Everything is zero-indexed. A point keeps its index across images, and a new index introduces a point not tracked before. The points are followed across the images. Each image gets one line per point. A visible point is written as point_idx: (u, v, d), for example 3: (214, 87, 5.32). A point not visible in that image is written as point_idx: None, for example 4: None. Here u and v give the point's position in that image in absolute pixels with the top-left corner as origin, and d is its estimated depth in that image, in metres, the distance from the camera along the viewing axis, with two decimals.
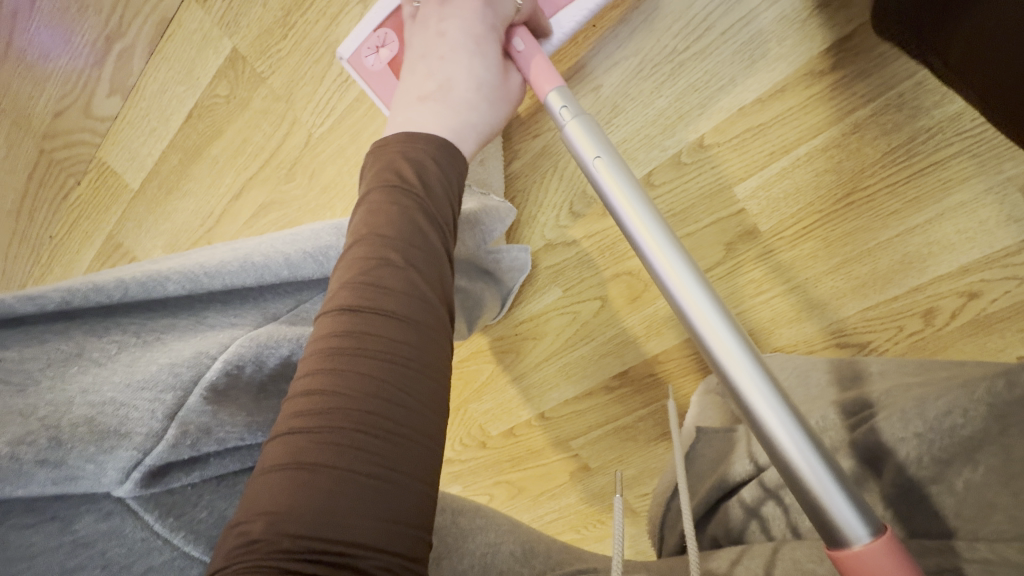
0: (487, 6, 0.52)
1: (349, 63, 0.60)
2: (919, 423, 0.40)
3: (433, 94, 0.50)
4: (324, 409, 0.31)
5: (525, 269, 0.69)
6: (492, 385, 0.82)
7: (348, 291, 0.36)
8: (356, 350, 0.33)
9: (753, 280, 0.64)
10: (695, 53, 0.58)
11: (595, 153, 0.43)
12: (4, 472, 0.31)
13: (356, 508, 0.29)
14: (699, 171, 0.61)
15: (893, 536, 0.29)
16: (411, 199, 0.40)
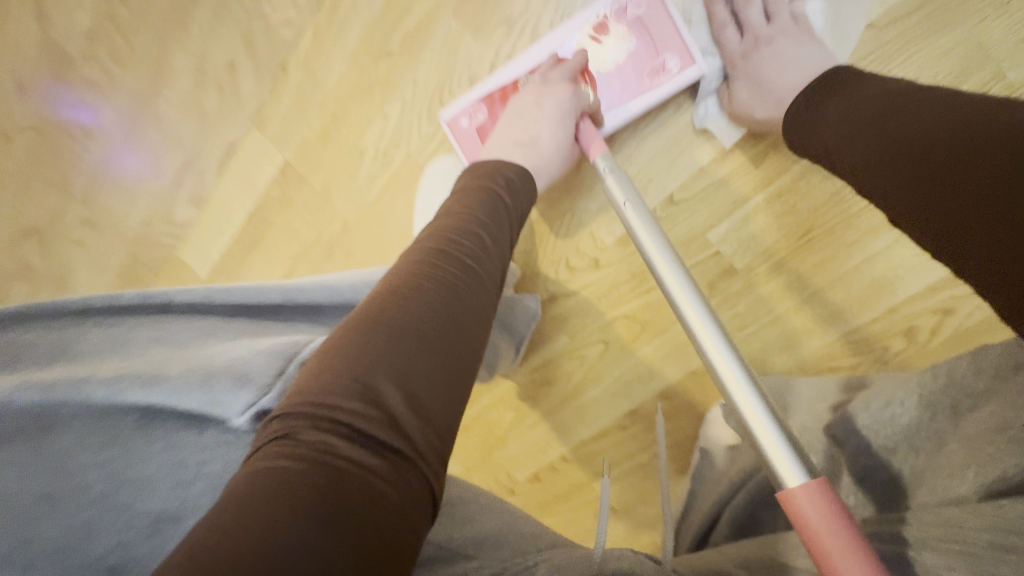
0: (574, 92, 0.61)
1: (447, 123, 0.71)
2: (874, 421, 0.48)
3: (522, 147, 0.60)
4: (403, 305, 0.38)
5: (537, 317, 0.77)
6: (514, 432, 0.88)
7: (433, 239, 0.45)
8: (435, 274, 0.41)
9: (738, 314, 0.71)
10: (656, 128, 0.67)
11: (623, 199, 0.51)
12: (175, 384, 0.39)
13: (409, 390, 0.33)
14: (672, 224, 0.69)
15: (824, 487, 0.32)
16: (491, 204, 0.50)
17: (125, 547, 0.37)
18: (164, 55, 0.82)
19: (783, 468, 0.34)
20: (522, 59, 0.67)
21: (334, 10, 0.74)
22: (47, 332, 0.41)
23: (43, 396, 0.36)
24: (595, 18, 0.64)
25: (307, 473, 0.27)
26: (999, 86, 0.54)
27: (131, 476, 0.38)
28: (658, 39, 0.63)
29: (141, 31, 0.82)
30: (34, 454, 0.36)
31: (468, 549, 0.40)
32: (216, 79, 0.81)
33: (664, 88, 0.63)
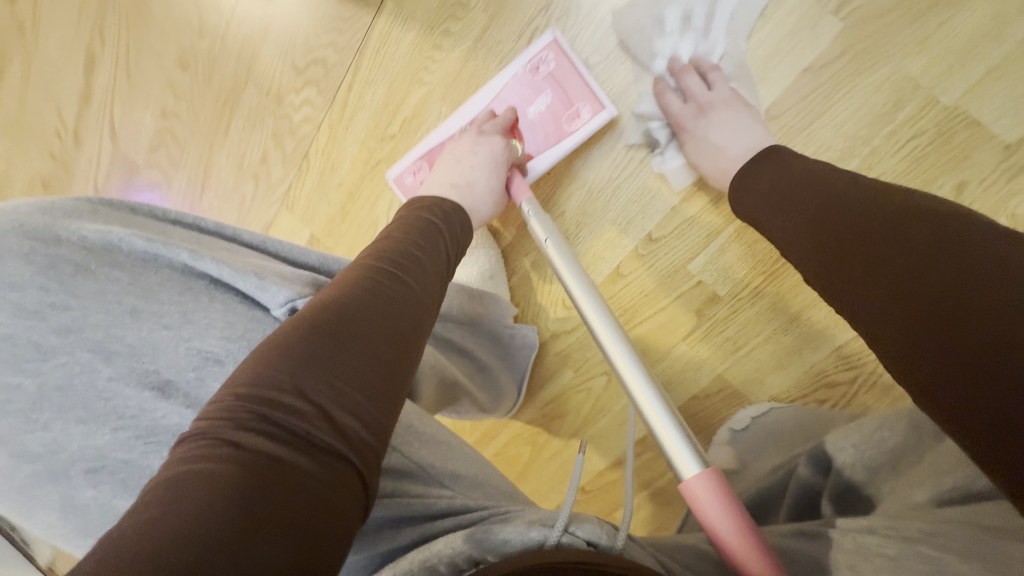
0: (506, 145, 0.71)
1: (393, 181, 0.83)
2: (856, 437, 0.47)
3: (460, 186, 0.68)
4: (334, 316, 0.40)
5: (534, 346, 0.83)
6: (533, 465, 0.92)
7: (372, 261, 0.48)
8: (372, 290, 0.44)
9: (728, 338, 0.74)
10: (626, 177, 0.75)
11: (546, 237, 0.60)
12: (245, 270, 0.46)
13: (333, 395, 0.36)
14: (655, 259, 0.75)
15: (715, 472, 0.38)
16: (430, 235, 0.56)
17: (177, 371, 0.43)
18: (209, 155, 0.97)
19: (676, 454, 0.40)
20: (457, 116, 0.79)
21: (345, 105, 0.87)
22: (143, 220, 0.51)
23: (144, 245, 0.44)
24: (517, 79, 0.75)
25: (233, 471, 0.31)
26: (936, 109, 0.62)
27: (194, 319, 0.44)
28: (571, 91, 0.74)
29: (190, 138, 0.98)
30: (133, 279, 0.44)
31: (442, 479, 0.49)
32: (253, 171, 0.96)
33: (580, 132, 0.73)
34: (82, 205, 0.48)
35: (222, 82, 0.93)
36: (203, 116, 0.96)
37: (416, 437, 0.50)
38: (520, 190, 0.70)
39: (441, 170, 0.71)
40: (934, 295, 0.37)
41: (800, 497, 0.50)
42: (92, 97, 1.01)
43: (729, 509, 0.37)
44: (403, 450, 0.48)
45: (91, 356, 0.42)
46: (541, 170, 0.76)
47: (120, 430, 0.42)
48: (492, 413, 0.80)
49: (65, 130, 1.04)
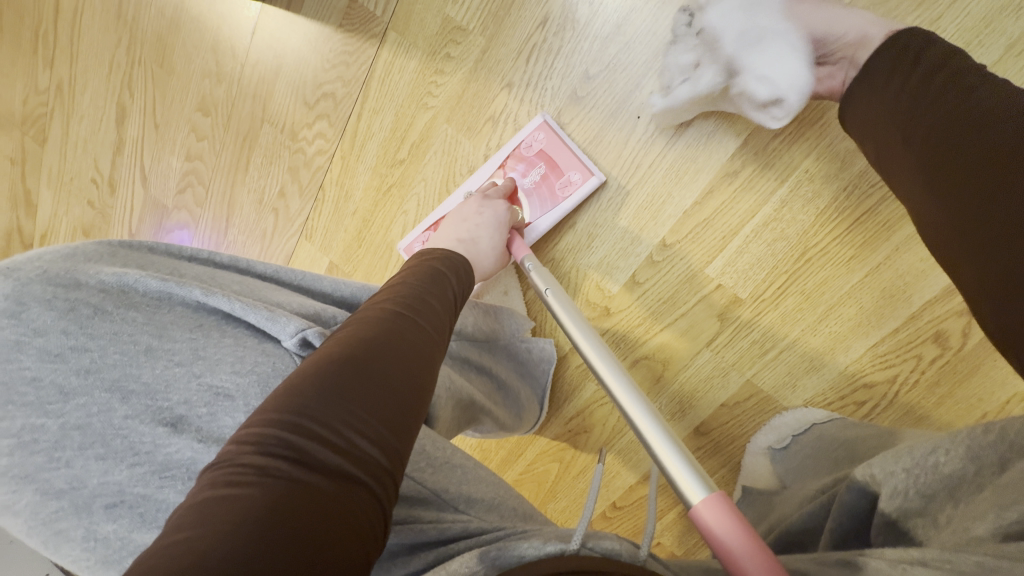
0: (507, 208, 0.73)
1: (404, 251, 0.86)
2: (907, 461, 0.42)
3: (464, 248, 0.69)
4: (357, 347, 0.41)
5: (552, 358, 0.82)
6: (562, 483, 0.90)
7: (391, 298, 0.50)
8: (391, 325, 0.45)
9: (754, 342, 0.71)
10: (635, 183, 0.74)
11: (546, 289, 0.65)
12: (255, 304, 0.47)
13: (355, 425, 0.36)
14: (671, 264, 0.74)
15: (721, 496, 0.38)
16: (443, 276, 0.58)
17: (188, 405, 0.42)
18: (232, 193, 1.02)
19: (684, 485, 0.41)
20: (461, 187, 0.82)
21: (355, 136, 0.90)
22: (159, 259, 0.53)
23: (160, 284, 0.46)
24: (516, 148, 0.78)
25: (260, 495, 0.30)
26: None
27: (207, 354, 0.44)
28: (563, 162, 0.76)
29: (214, 178, 1.03)
30: (148, 319, 0.44)
31: (456, 504, 0.48)
32: (273, 205, 0.99)
33: (574, 198, 0.75)
34: (106, 251, 0.50)
35: (240, 123, 0.97)
36: (225, 156, 1.00)
37: (427, 461, 0.50)
38: (521, 248, 0.72)
39: (445, 232, 0.73)
40: (985, 196, 0.39)
41: (845, 526, 0.44)
42: (124, 146, 1.08)
43: (736, 525, 0.36)
44: (414, 477, 0.48)
45: (110, 395, 0.41)
46: (541, 232, 0.77)
47: (136, 465, 0.41)
48: (514, 430, 0.79)
49: (101, 179, 1.11)
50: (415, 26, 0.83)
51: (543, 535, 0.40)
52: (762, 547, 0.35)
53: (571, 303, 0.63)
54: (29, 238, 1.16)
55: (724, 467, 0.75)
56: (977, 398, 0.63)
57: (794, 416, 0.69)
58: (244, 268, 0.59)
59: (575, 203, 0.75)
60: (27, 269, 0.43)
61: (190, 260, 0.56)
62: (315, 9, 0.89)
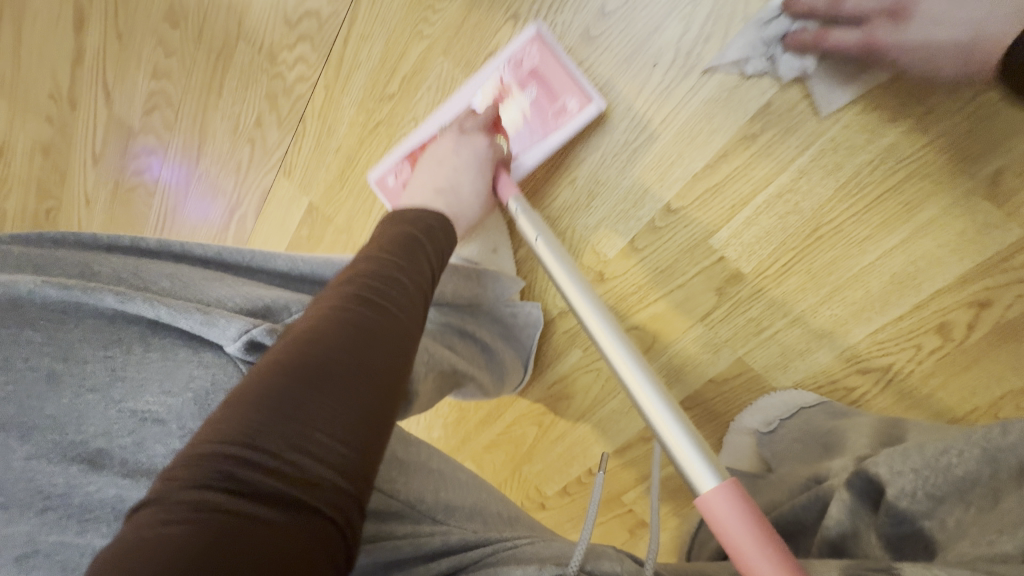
0: (490, 144, 0.66)
1: (377, 183, 0.78)
2: (917, 460, 0.40)
3: (445, 192, 0.63)
4: (307, 349, 0.36)
5: (539, 324, 0.80)
6: (539, 447, 0.89)
7: (353, 280, 0.44)
8: (350, 316, 0.40)
9: (752, 319, 0.68)
10: (643, 140, 0.68)
11: (536, 234, 0.58)
12: (180, 308, 0.43)
13: (304, 444, 0.32)
14: (673, 231, 0.69)
15: (734, 486, 0.35)
16: (415, 246, 0.51)
17: (108, 437, 0.40)
18: (203, 119, 0.93)
19: (694, 473, 0.38)
20: (436, 115, 0.74)
21: (340, 62, 0.81)
22: (84, 260, 0.50)
23: (63, 293, 0.42)
24: (500, 71, 0.70)
25: (188, 539, 0.27)
26: None
27: (126, 375, 0.41)
28: (558, 88, 0.68)
29: (184, 101, 0.93)
30: (54, 342, 0.42)
31: (434, 514, 0.45)
32: (248, 135, 0.91)
33: (567, 129, 0.68)
34: (25, 261, 0.48)
35: (213, 39, 0.88)
36: (195, 75, 0.91)
37: (400, 471, 0.47)
38: (507, 187, 0.66)
39: (423, 176, 0.67)
40: None
41: (845, 526, 0.41)
42: (84, 58, 0.97)
43: (747, 518, 0.34)
44: (385, 491, 0.44)
45: (19, 431, 0.39)
46: (528, 168, 0.71)
47: (46, 511, 0.37)
48: (492, 395, 0.76)
49: (60, 94, 1.00)
50: None
51: (539, 558, 0.39)
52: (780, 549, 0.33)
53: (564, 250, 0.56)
54: None
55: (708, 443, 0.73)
56: (972, 392, 0.61)
57: (782, 398, 0.67)
58: (183, 253, 0.54)
59: (565, 139, 0.69)
60: None
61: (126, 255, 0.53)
62: None
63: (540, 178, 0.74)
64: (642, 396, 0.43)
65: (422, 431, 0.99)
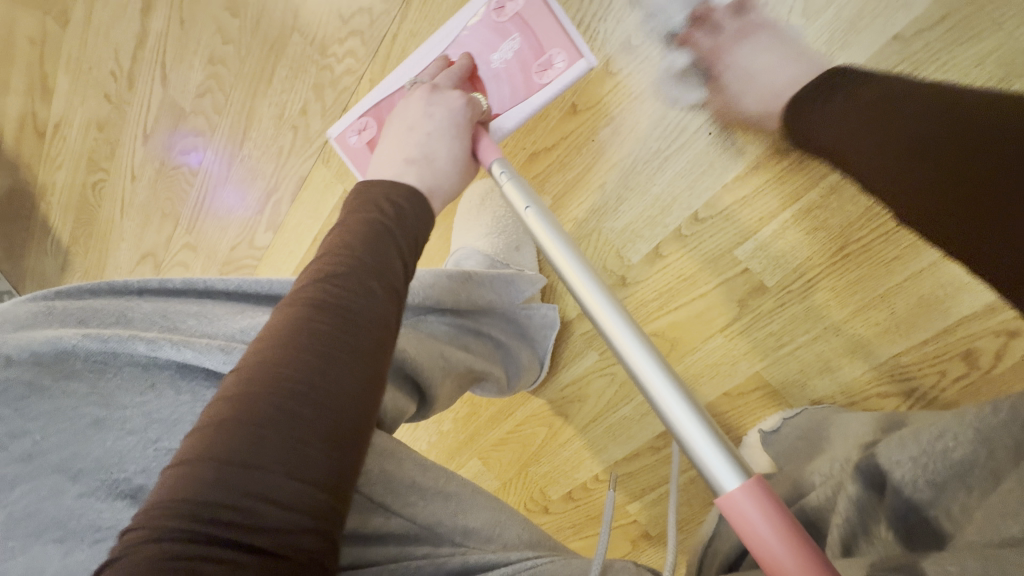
0: (467, 105, 0.62)
1: (337, 141, 0.76)
2: (914, 448, 0.40)
3: (417, 158, 0.57)
4: (263, 380, 0.34)
5: (554, 325, 0.79)
6: (547, 449, 0.89)
7: (312, 286, 0.40)
8: (306, 331, 0.37)
9: (772, 333, 0.68)
10: (676, 148, 0.69)
11: (526, 206, 0.52)
12: (212, 348, 0.42)
13: (269, 483, 0.32)
14: (698, 241, 0.70)
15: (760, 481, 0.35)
16: (384, 232, 0.45)
17: (147, 474, 0.40)
18: (251, 105, 0.98)
19: (715, 473, 0.36)
20: (408, 69, 0.73)
21: (387, 59, 0.85)
22: (107, 302, 0.49)
23: (99, 346, 0.42)
24: (481, 19, 0.69)
25: None
26: None
27: (161, 417, 0.41)
28: (543, 37, 0.67)
29: (234, 87, 0.98)
30: (91, 387, 0.42)
31: (454, 538, 0.45)
32: (293, 123, 0.95)
33: (555, 83, 0.67)
34: (43, 312, 0.46)
35: (269, 29, 0.92)
36: (248, 62, 0.95)
37: (420, 494, 0.46)
38: (490, 151, 0.60)
39: (393, 141, 0.61)
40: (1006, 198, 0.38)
41: (854, 523, 0.41)
42: (147, 40, 1.03)
43: (764, 506, 0.34)
44: (405, 514, 0.45)
45: (60, 473, 0.40)
46: (506, 130, 0.68)
47: (100, 541, 0.37)
48: (503, 393, 0.76)
49: (120, 73, 1.06)
50: None
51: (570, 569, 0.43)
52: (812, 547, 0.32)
53: (558, 224, 0.51)
54: (42, 125, 1.15)
55: None
56: None
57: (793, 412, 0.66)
58: (205, 289, 0.52)
59: (545, 101, 0.67)
60: None
61: (143, 295, 0.51)
62: None
63: (568, 180, 0.75)
64: (668, 406, 0.39)
65: (432, 424, 1.00)
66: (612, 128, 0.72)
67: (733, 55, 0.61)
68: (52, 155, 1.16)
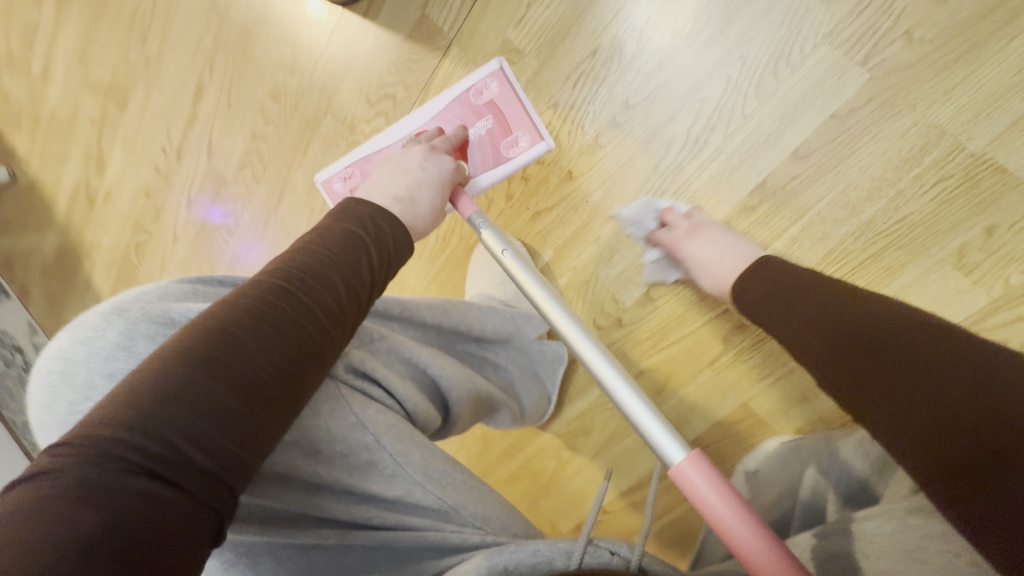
0: (454, 166, 0.70)
1: (322, 185, 0.84)
2: (847, 457, 0.63)
3: (404, 199, 0.64)
4: (216, 339, 0.39)
5: (563, 360, 0.86)
6: (557, 481, 0.95)
7: (280, 272, 0.46)
8: (263, 308, 0.42)
9: (754, 366, 0.76)
10: (660, 204, 0.79)
11: (504, 248, 0.62)
12: None
13: (197, 432, 0.35)
14: (684, 285, 0.79)
15: (699, 454, 0.43)
16: (357, 244, 0.53)
17: None
18: (287, 174, 1.11)
19: (665, 448, 0.46)
20: (399, 125, 0.81)
21: None
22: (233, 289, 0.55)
23: None
24: (464, 97, 0.80)
25: (83, 513, 0.30)
26: (962, 155, 0.64)
27: None
28: (512, 119, 0.80)
29: (273, 159, 1.12)
30: None
31: (474, 521, 0.52)
32: None
33: (520, 157, 0.79)
34: (192, 290, 0.52)
35: (306, 111, 1.07)
36: (286, 139, 1.10)
37: (450, 479, 0.52)
38: (468, 206, 0.70)
39: (383, 180, 0.67)
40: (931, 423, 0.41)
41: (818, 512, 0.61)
42: (196, 121, 1.18)
43: (714, 483, 0.42)
44: (438, 491, 0.51)
45: None
46: (480, 189, 0.79)
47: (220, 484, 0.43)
48: (517, 422, 0.83)
49: (170, 148, 1.21)
50: (476, 41, 0.91)
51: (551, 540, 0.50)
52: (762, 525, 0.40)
53: (528, 264, 0.61)
54: (95, 194, 1.29)
55: None
56: None
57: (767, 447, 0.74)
58: None
59: (515, 169, 0.79)
60: (136, 310, 0.47)
61: None
62: (389, 18, 0.98)
63: (566, 235, 0.85)
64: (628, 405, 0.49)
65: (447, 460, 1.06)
66: (603, 190, 0.82)
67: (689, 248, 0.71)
68: (102, 219, 1.30)
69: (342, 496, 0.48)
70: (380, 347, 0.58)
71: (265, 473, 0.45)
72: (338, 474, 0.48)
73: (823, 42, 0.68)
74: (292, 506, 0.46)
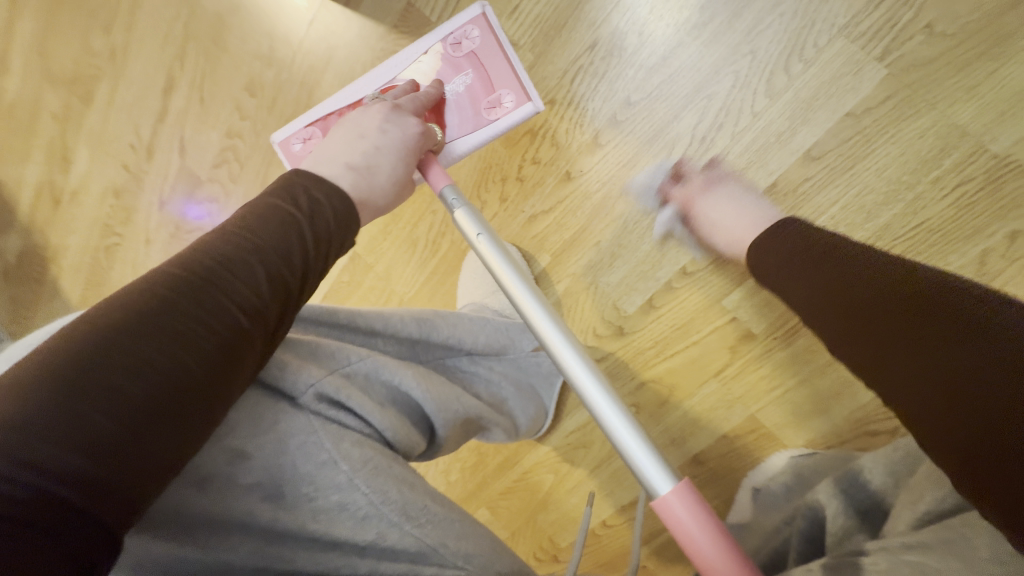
0: (422, 133, 0.63)
1: (279, 145, 0.78)
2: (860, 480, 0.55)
3: (358, 168, 0.56)
4: (97, 346, 0.34)
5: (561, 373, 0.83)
6: (555, 495, 0.91)
7: (185, 264, 0.40)
8: (155, 308, 0.37)
9: (762, 377, 0.73)
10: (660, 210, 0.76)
11: (478, 233, 0.55)
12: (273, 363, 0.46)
13: (65, 453, 0.30)
14: (689, 292, 0.75)
15: (685, 484, 0.40)
16: (288, 225, 0.46)
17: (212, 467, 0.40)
18: (266, 173, 1.05)
19: (647, 477, 0.41)
20: (367, 79, 0.75)
21: None
22: None
23: None
24: (442, 52, 0.74)
25: None
26: (985, 156, 0.61)
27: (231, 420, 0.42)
28: (494, 76, 0.73)
29: (251, 158, 1.05)
30: None
31: (455, 561, 0.44)
32: None
33: (500, 120, 0.72)
34: None
35: (285, 106, 1.00)
36: (265, 136, 1.03)
37: (428, 513, 0.45)
38: (439, 177, 0.62)
39: (336, 142, 0.59)
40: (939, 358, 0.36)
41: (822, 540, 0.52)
42: (166, 116, 1.10)
43: (703, 521, 0.39)
44: (416, 530, 0.43)
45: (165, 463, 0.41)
46: (456, 154, 0.73)
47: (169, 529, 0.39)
48: (512, 438, 0.77)
49: (139, 145, 1.13)
50: None
51: None
52: (739, 552, 0.38)
53: (508, 255, 0.54)
54: (59, 193, 1.21)
55: (720, 499, 0.77)
56: None
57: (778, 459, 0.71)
58: None
59: (496, 133, 0.73)
60: None
61: None
62: (372, 8, 0.92)
63: (564, 240, 0.81)
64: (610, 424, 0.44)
65: (439, 474, 1.01)
66: (603, 194, 0.78)
67: (703, 201, 0.67)
68: (68, 221, 1.21)
69: (309, 544, 0.42)
70: (357, 370, 0.52)
71: (214, 519, 0.40)
72: (304, 519, 0.41)
73: (839, 36, 0.64)
74: (248, 556, 0.40)
